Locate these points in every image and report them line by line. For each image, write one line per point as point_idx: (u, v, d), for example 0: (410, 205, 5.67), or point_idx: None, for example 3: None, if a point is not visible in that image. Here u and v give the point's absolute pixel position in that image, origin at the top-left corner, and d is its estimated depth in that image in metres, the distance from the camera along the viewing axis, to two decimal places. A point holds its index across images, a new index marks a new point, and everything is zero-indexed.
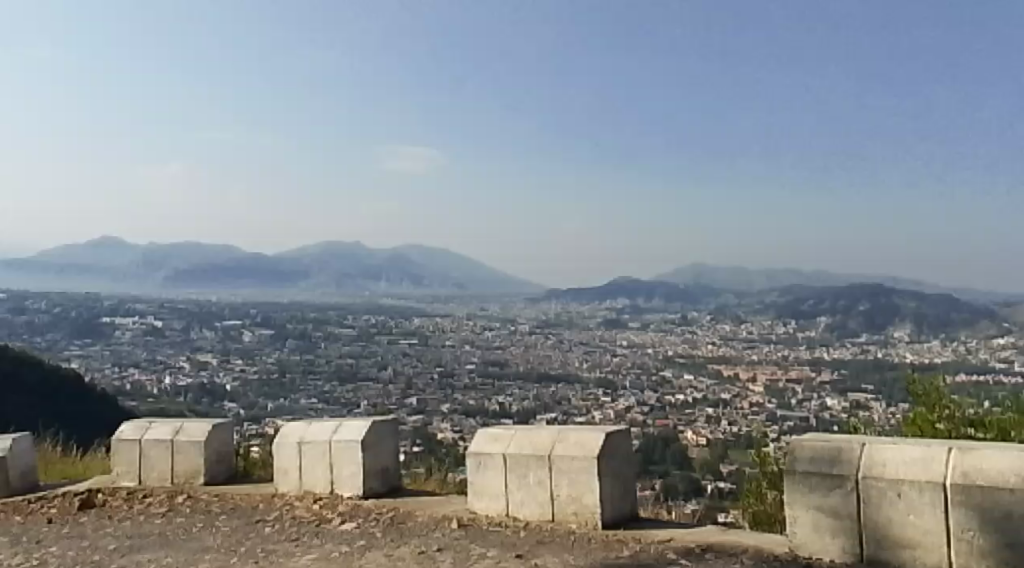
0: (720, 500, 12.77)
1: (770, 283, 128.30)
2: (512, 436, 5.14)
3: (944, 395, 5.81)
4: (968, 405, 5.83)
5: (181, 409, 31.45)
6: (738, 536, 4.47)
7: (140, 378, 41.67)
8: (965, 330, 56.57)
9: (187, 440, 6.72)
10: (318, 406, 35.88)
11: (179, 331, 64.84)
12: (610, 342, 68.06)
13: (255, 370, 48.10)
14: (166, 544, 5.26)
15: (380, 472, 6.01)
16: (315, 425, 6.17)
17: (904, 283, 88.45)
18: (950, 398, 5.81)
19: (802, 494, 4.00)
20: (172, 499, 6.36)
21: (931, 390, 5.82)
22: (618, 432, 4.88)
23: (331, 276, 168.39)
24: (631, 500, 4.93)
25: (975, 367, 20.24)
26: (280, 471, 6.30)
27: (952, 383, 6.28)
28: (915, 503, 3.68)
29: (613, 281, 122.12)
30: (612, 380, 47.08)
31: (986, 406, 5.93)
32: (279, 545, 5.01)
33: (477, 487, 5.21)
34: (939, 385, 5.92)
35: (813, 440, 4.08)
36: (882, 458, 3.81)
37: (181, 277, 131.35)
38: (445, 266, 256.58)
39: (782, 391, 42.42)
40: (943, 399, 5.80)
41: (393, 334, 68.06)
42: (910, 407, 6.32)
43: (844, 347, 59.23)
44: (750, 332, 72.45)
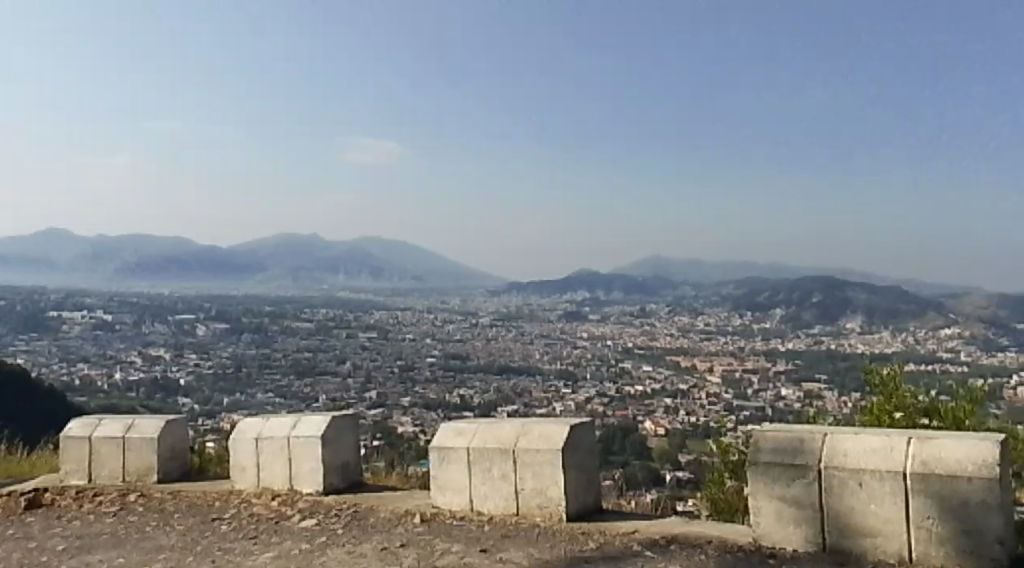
0: (680, 491, 12.90)
1: (726, 275, 129.66)
2: (475, 429, 5.09)
3: (900, 385, 5.92)
4: (923, 394, 5.94)
5: (133, 405, 30.94)
6: (702, 526, 4.48)
7: (90, 373, 40.88)
8: (915, 320, 57.73)
9: (139, 437, 6.57)
10: (275, 401, 35.50)
11: (130, 325, 63.67)
12: (570, 334, 68.31)
13: (210, 365, 47.44)
14: (120, 543, 5.13)
15: (340, 468, 5.94)
16: (272, 421, 6.08)
17: (857, 275, 89.95)
18: (905, 387, 5.87)
19: (763, 484, 4.02)
20: (124, 497, 6.21)
21: (887, 379, 5.93)
22: (582, 425, 4.86)
23: (288, 269, 166.65)
24: (595, 492, 4.92)
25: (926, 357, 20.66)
26: (237, 468, 6.18)
27: (906, 372, 6.35)
28: (875, 491, 3.71)
29: (572, 275, 122.52)
30: (572, 372, 47.27)
31: (940, 395, 6.00)
32: (236, 542, 4.92)
33: (440, 482, 5.16)
34: (894, 374, 5.97)
35: (776, 431, 4.09)
36: (842, 448, 3.83)
37: (133, 270, 129.14)
38: (404, 259, 255.39)
39: (738, 382, 42.97)
40: (898, 388, 5.85)
41: (351, 328, 67.59)
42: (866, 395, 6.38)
43: (798, 338, 60.13)
44: (707, 323, 73.20)
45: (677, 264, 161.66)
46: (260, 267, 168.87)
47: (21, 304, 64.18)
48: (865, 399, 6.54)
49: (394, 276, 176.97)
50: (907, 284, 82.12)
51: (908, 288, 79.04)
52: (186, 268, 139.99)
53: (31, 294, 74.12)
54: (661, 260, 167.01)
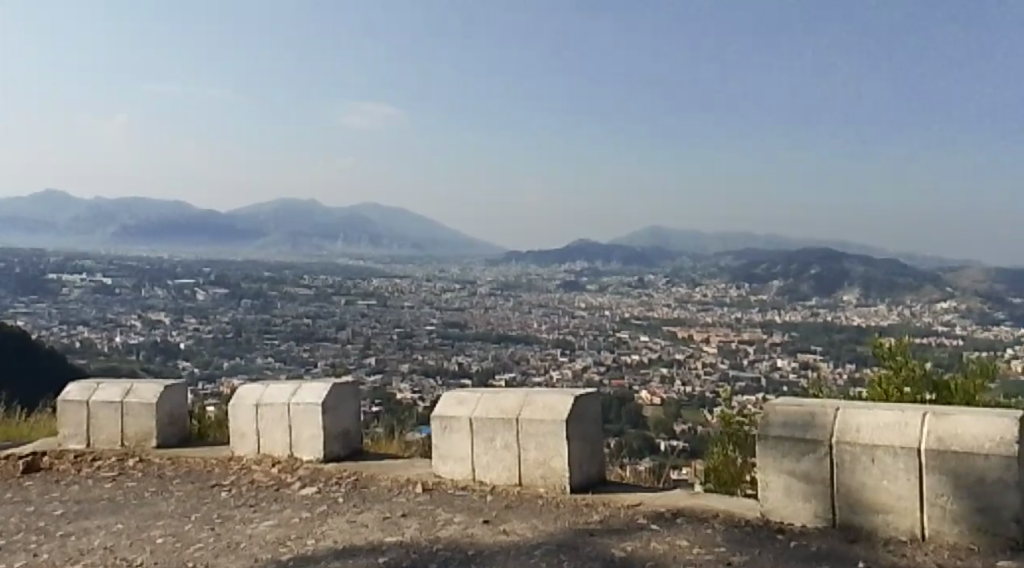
0: (676, 459, 13.03)
1: (725, 246, 129.56)
2: (479, 398, 5.01)
3: (909, 358, 5.95)
4: (933, 369, 5.99)
5: (134, 368, 31.05)
6: (707, 499, 4.42)
7: (90, 336, 40.91)
8: (912, 293, 57.74)
9: (138, 402, 6.51)
10: (274, 366, 35.56)
11: (130, 289, 63.58)
12: (568, 304, 68.36)
13: (210, 329, 47.43)
14: (119, 509, 5.08)
15: (341, 435, 5.87)
16: (272, 388, 6.00)
17: (855, 248, 89.83)
18: (914, 360, 5.99)
19: (772, 459, 3.94)
20: (123, 462, 6.16)
21: (897, 353, 5.96)
22: (586, 396, 4.78)
23: (287, 235, 166.25)
24: (598, 462, 4.85)
25: (923, 331, 20.68)
26: (237, 435, 6.12)
27: (913, 345, 6.48)
28: (886, 467, 3.64)
29: (571, 246, 122.43)
30: (570, 340, 47.37)
31: (947, 368, 6.13)
32: (237, 510, 4.86)
33: (442, 452, 5.10)
34: (904, 347, 6.08)
35: (787, 404, 4.01)
36: (855, 423, 3.75)
37: (132, 233, 128.76)
38: (404, 226, 254.82)
39: (735, 353, 43.05)
40: (908, 360, 5.96)
41: (350, 295, 67.61)
42: (874, 367, 6.48)
43: (795, 311, 60.21)
44: (705, 295, 73.14)
45: (676, 237, 161.34)
46: (258, 233, 168.32)
47: (20, 266, 64.13)
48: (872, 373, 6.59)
49: (392, 245, 176.68)
50: (904, 258, 82.09)
51: (906, 261, 78.99)
52: (185, 233, 139.82)
53: (30, 256, 74.06)
54: (660, 231, 166.90)
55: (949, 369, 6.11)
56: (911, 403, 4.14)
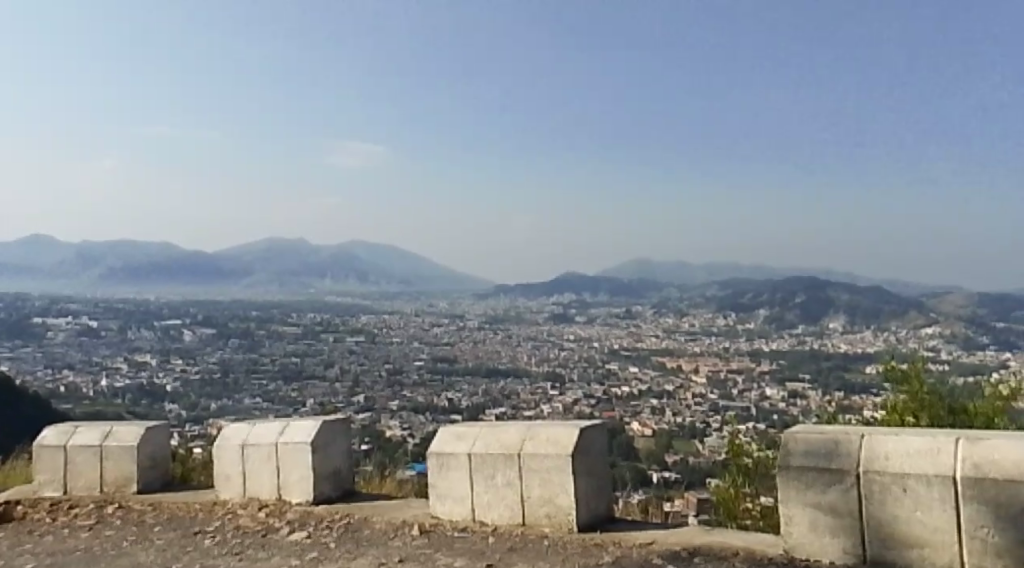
0: (667, 491, 13.00)
1: (710, 276, 130.00)
2: (477, 432, 4.75)
3: (925, 384, 6.34)
4: (948, 392, 6.38)
5: (119, 412, 30.49)
6: (725, 536, 4.14)
7: (75, 380, 40.27)
8: (898, 317, 57.93)
9: (117, 445, 6.19)
10: (262, 406, 35.05)
11: (115, 331, 62.94)
12: (557, 336, 68.26)
13: (196, 370, 46.90)
14: (96, 560, 4.75)
15: (331, 475, 5.57)
16: (259, 427, 5.71)
17: (841, 275, 90.27)
18: (929, 387, 6.32)
19: (795, 493, 3.69)
20: (102, 509, 5.84)
21: (914, 379, 6.34)
22: (593, 428, 4.52)
23: (273, 273, 165.69)
24: (607, 499, 4.58)
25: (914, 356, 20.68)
26: (222, 478, 5.81)
27: (928, 371, 6.79)
28: (921, 497, 3.39)
29: (558, 280, 122.62)
30: (559, 373, 47.12)
31: (961, 393, 6.46)
32: (220, 559, 4.55)
33: (438, 489, 4.82)
34: (919, 372, 6.42)
35: (806, 432, 3.77)
36: (884, 450, 3.51)
37: (117, 275, 128.08)
38: (389, 262, 254.62)
39: (725, 382, 42.94)
40: (924, 387, 6.30)
41: (339, 332, 67.29)
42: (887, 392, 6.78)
43: (782, 338, 60.19)
44: (692, 325, 73.09)
45: (662, 268, 161.66)
46: (244, 272, 167.73)
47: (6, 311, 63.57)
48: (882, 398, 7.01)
49: (379, 281, 176.33)
50: (888, 284, 82.40)
51: (891, 288, 79.19)
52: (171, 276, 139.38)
53: (14, 300, 73.32)
54: (647, 263, 167.27)
55: (963, 393, 6.45)
56: (937, 427, 3.90)
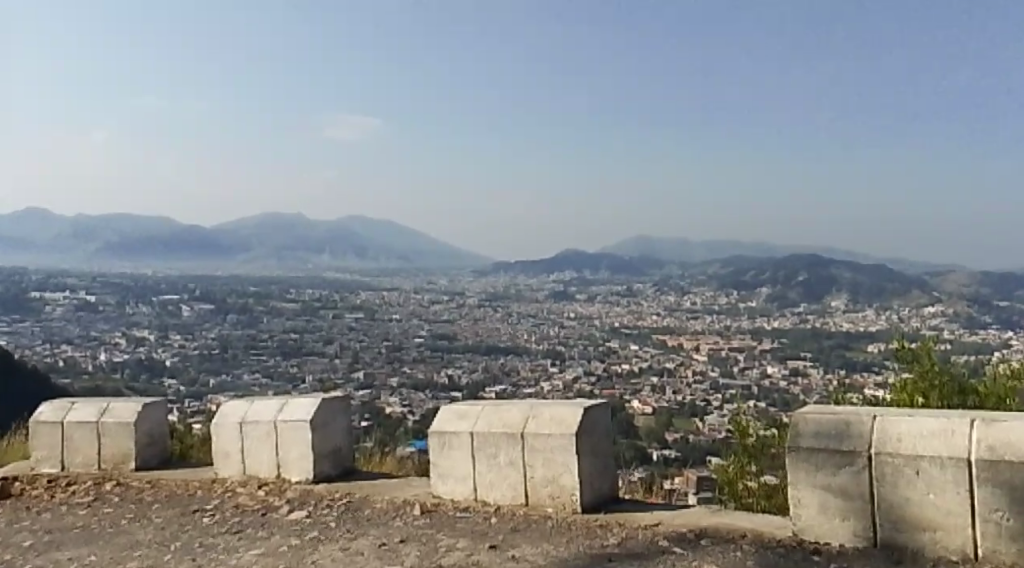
0: (667, 468, 13.04)
1: (712, 254, 129.74)
2: (481, 411, 4.67)
3: (935, 363, 6.32)
4: (957, 373, 6.30)
5: (118, 387, 30.48)
6: (732, 518, 4.07)
7: (74, 355, 40.26)
8: (900, 296, 57.83)
9: (115, 422, 6.11)
10: (261, 382, 35.06)
11: (114, 306, 62.85)
12: (557, 313, 68.21)
13: (195, 346, 46.89)
14: (94, 538, 4.70)
15: (331, 454, 5.51)
16: (258, 405, 5.63)
17: (843, 254, 90.06)
18: (939, 368, 6.24)
19: (805, 474, 3.61)
20: (100, 486, 5.78)
21: (926, 359, 6.29)
22: (597, 407, 4.44)
23: (273, 249, 165.34)
24: (611, 480, 4.51)
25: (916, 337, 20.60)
26: (221, 455, 5.75)
27: (937, 351, 6.71)
28: (933, 480, 3.31)
29: (559, 257, 122.37)
30: (559, 351, 47.11)
31: (970, 376, 6.38)
32: (220, 538, 4.49)
33: (440, 469, 4.75)
34: (929, 352, 6.34)
35: (816, 413, 3.69)
36: (897, 431, 3.43)
37: (116, 249, 127.72)
38: (389, 238, 254.13)
39: (725, 360, 42.97)
40: (933, 368, 6.23)
41: (338, 308, 67.23)
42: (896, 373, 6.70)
43: (783, 317, 60.15)
44: (693, 303, 72.83)
45: (663, 245, 161.07)
46: (244, 247, 167.33)
47: (4, 285, 63.46)
48: (891, 379, 6.98)
49: (379, 257, 175.98)
50: (890, 263, 82.10)
51: (893, 266, 79.00)
52: (170, 252, 139.06)
53: (12, 274, 73.15)
54: (648, 240, 166.81)
55: (974, 374, 6.37)
56: (949, 409, 3.81)
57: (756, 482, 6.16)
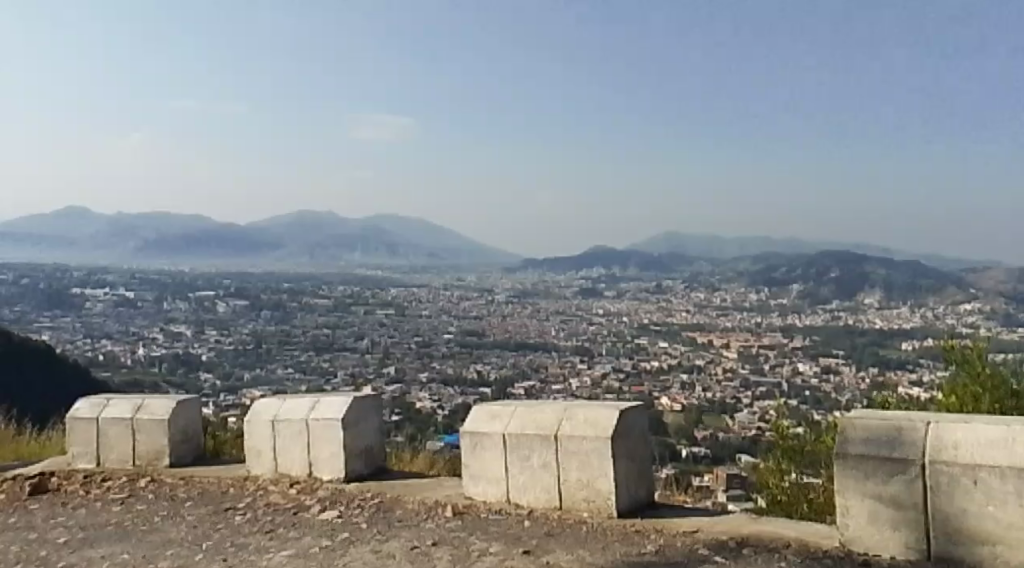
0: (696, 465, 12.95)
1: (744, 251, 128.53)
2: (513, 412, 4.58)
3: (988, 366, 5.99)
4: (1013, 376, 6.02)
5: (156, 381, 30.79)
6: (774, 525, 4.01)
7: (112, 349, 40.76)
8: (934, 294, 56.94)
9: (149, 419, 6.10)
10: (295, 377, 35.29)
11: (150, 302, 63.57)
12: (587, 311, 67.98)
13: (230, 341, 47.31)
14: (126, 535, 4.67)
15: (363, 453, 5.46)
16: (289, 403, 5.59)
17: (878, 251, 88.73)
18: (993, 371, 5.96)
19: (853, 482, 3.69)
20: (134, 483, 5.77)
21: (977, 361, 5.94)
22: (632, 409, 4.34)
23: (305, 245, 166.33)
24: (647, 484, 4.41)
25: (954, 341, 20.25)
26: (252, 454, 5.71)
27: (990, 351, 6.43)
28: (993, 488, 3.36)
29: (589, 255, 121.91)
30: (589, 347, 46.93)
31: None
32: (251, 538, 4.44)
33: (473, 471, 4.67)
34: (982, 353, 6.07)
35: (867, 420, 3.77)
36: (953, 438, 3.49)
37: (151, 247, 129.07)
38: (419, 235, 254.65)
39: (756, 357, 42.61)
40: (988, 370, 5.95)
41: (369, 305, 67.51)
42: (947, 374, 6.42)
43: (815, 314, 59.47)
44: (724, 299, 72.18)
45: (693, 243, 159.97)
46: (276, 245, 168.67)
47: (44, 280, 64.49)
48: (942, 378, 6.67)
49: (408, 254, 176.46)
50: (925, 260, 80.78)
51: (928, 263, 77.82)
52: (204, 248, 140.28)
53: (51, 271, 74.23)
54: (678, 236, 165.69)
55: None
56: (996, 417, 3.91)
57: (788, 480, 5.96)
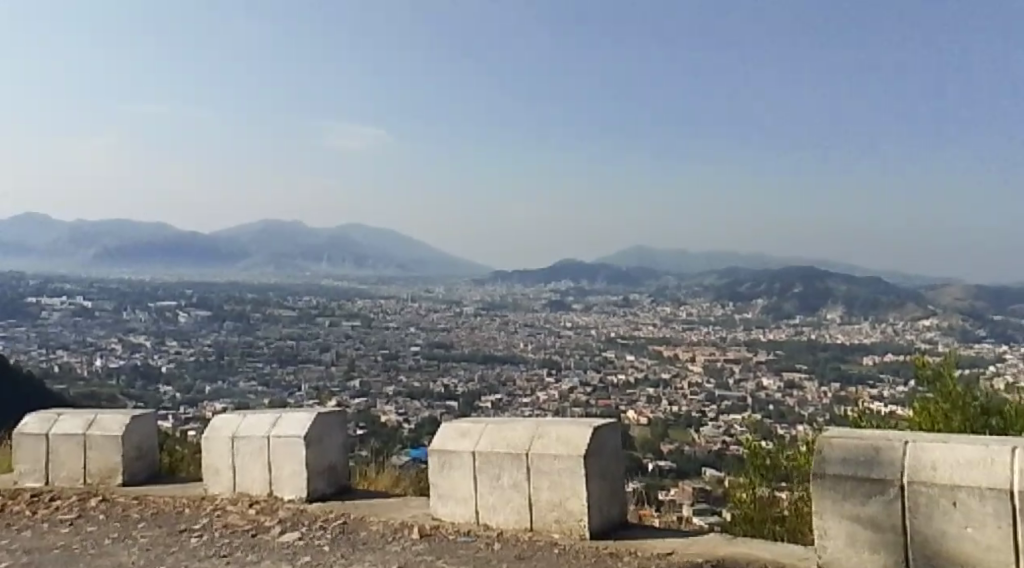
0: (662, 479, 12.88)
1: (709, 266, 129.47)
2: (483, 431, 4.44)
3: (960, 385, 5.73)
4: (984, 397, 5.77)
5: (114, 393, 30.18)
6: (750, 546, 3.90)
7: (70, 360, 39.95)
8: (895, 310, 57.66)
9: (101, 435, 5.86)
10: (257, 389, 34.75)
11: (111, 312, 62.45)
12: (554, 323, 67.98)
13: (192, 352, 46.63)
14: (75, 560, 4.45)
15: (326, 471, 5.27)
16: (250, 419, 5.39)
17: (841, 266, 89.78)
18: (964, 392, 5.71)
19: (831, 503, 3.58)
20: (84, 502, 5.53)
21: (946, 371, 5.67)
22: (606, 427, 4.20)
23: (270, 256, 164.71)
24: (620, 503, 4.27)
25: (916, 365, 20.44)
26: (211, 471, 5.51)
27: (963, 371, 6.19)
28: (973, 511, 3.27)
29: (557, 268, 121.96)
30: (556, 361, 46.84)
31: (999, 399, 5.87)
32: (207, 562, 4.24)
33: (440, 490, 4.51)
34: (953, 372, 5.82)
35: (844, 438, 3.67)
36: (932, 458, 3.40)
37: (113, 256, 127.10)
38: (386, 246, 253.45)
39: (721, 371, 42.80)
40: (959, 391, 5.70)
41: (335, 316, 66.97)
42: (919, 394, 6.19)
43: (779, 329, 59.91)
44: (689, 314, 72.55)
45: (658, 257, 160.89)
46: (241, 255, 166.98)
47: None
48: (915, 396, 6.44)
49: (375, 265, 175.46)
50: (886, 276, 81.76)
51: (889, 280, 78.86)
52: (167, 257, 138.36)
53: (8, 279, 72.67)
54: (645, 250, 166.52)
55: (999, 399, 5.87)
56: (975, 435, 3.81)
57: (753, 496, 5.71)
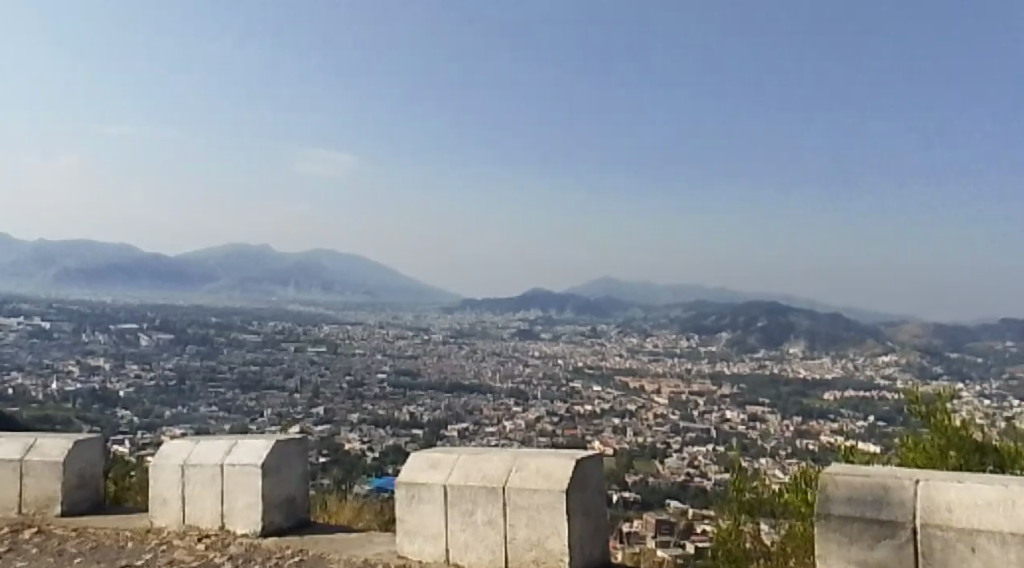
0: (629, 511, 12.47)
1: (675, 298, 130.27)
2: (456, 460, 4.12)
3: (955, 420, 5.36)
4: (980, 432, 5.41)
5: (69, 418, 29.11)
6: None
7: (25, 382, 38.63)
8: (856, 347, 58.23)
9: (40, 460, 5.42)
10: (219, 415, 33.81)
11: (69, 334, 60.87)
12: (521, 352, 67.66)
13: (151, 376, 45.50)
14: None
15: (285, 502, 4.90)
16: (204, 445, 5.02)
17: (804, 301, 90.65)
18: (961, 426, 5.36)
19: (837, 545, 3.36)
20: (18, 534, 5.09)
21: (941, 407, 5.40)
22: (590, 459, 3.91)
23: (235, 281, 162.70)
24: (603, 542, 3.95)
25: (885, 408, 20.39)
26: (157, 499, 5.09)
27: (955, 404, 5.83)
28: (993, 558, 3.09)
29: (526, 296, 121.81)
30: (523, 390, 46.48)
31: (995, 435, 5.52)
32: None
33: (408, 526, 4.15)
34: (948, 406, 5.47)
35: (850, 473, 3.46)
36: (947, 500, 3.21)
37: (71, 277, 124.52)
38: (353, 272, 251.89)
39: (685, 403, 42.78)
40: (956, 425, 5.33)
41: (299, 342, 65.96)
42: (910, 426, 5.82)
43: (743, 362, 60.18)
44: (655, 345, 72.66)
45: (624, 288, 161.19)
46: (205, 279, 164.44)
47: None
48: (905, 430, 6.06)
49: (342, 291, 174.15)
50: (848, 313, 82.60)
51: (851, 316, 79.76)
52: (130, 280, 135.95)
53: None
54: (610, 281, 167.09)
55: (995, 435, 5.53)
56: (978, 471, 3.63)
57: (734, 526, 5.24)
